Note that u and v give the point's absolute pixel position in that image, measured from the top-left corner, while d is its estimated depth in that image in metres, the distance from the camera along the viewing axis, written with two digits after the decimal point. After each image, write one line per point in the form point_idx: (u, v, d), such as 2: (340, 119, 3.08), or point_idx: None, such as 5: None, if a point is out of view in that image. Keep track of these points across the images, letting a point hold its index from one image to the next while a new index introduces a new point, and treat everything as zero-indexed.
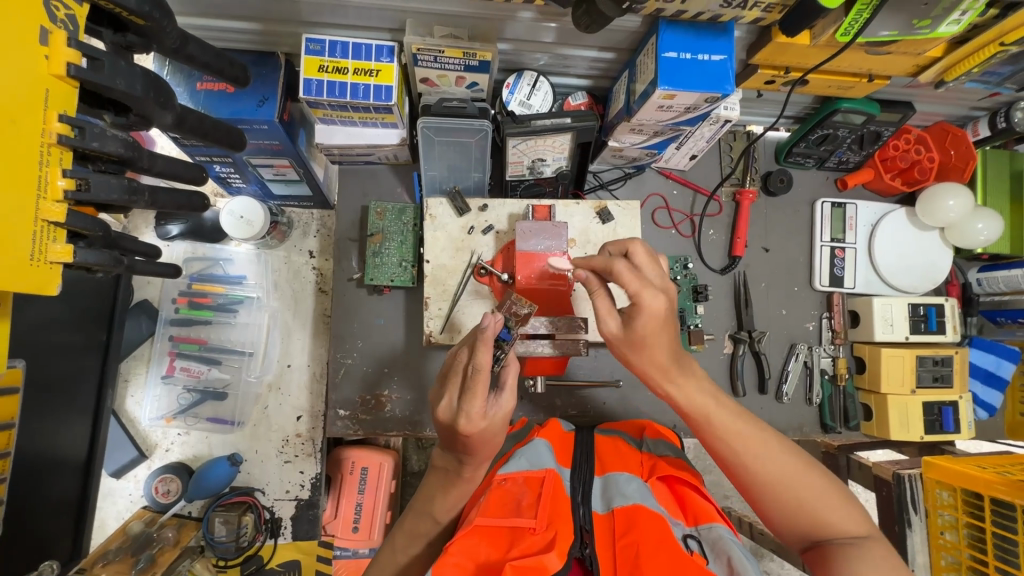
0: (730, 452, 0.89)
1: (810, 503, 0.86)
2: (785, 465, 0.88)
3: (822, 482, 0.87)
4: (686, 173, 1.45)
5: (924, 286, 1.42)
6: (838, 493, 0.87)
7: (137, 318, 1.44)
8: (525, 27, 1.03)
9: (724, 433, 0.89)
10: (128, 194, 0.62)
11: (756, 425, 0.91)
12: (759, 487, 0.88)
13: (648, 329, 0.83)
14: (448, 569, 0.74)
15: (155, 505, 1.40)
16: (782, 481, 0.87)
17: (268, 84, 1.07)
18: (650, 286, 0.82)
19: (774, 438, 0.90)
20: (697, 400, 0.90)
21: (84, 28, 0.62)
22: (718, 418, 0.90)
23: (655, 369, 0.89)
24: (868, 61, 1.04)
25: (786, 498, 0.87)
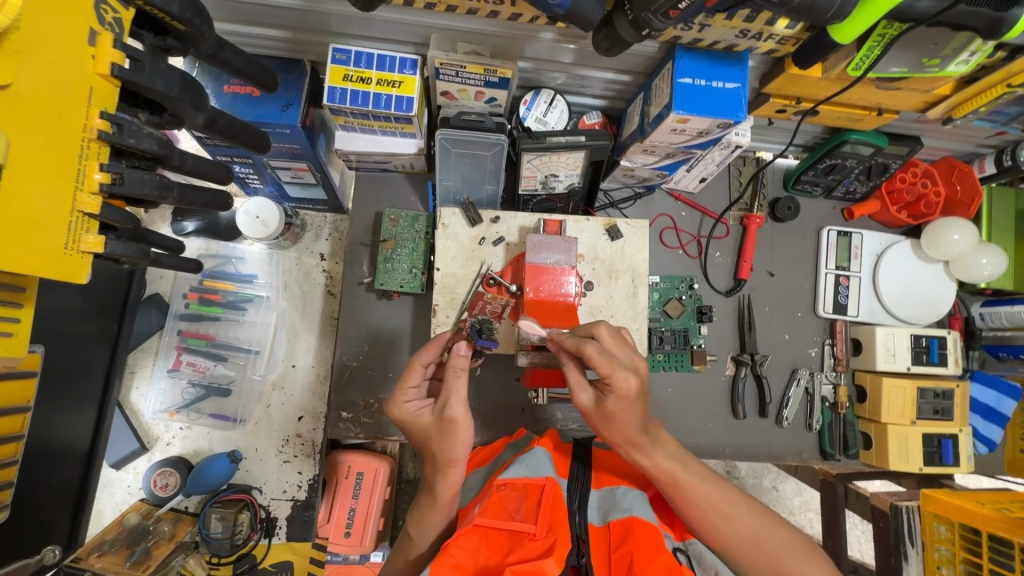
0: (702, 518, 0.86)
1: (778, 556, 0.86)
2: (751, 522, 0.87)
3: (786, 533, 0.88)
4: (695, 196, 1.48)
5: (927, 318, 1.43)
6: (802, 540, 0.89)
7: (148, 311, 1.46)
8: (546, 46, 1.06)
9: (696, 499, 0.85)
10: (160, 190, 0.65)
11: (722, 484, 0.89)
12: (730, 546, 0.86)
13: (618, 407, 0.80)
14: (445, 569, 0.75)
15: (153, 498, 1.41)
16: (750, 538, 0.86)
17: (293, 90, 1.11)
18: (620, 364, 0.78)
19: (739, 497, 0.89)
20: (666, 467, 0.86)
21: (128, 30, 0.65)
22: (693, 479, 0.86)
23: (624, 441, 0.85)
24: (878, 96, 1.07)
25: (755, 555, 0.86)
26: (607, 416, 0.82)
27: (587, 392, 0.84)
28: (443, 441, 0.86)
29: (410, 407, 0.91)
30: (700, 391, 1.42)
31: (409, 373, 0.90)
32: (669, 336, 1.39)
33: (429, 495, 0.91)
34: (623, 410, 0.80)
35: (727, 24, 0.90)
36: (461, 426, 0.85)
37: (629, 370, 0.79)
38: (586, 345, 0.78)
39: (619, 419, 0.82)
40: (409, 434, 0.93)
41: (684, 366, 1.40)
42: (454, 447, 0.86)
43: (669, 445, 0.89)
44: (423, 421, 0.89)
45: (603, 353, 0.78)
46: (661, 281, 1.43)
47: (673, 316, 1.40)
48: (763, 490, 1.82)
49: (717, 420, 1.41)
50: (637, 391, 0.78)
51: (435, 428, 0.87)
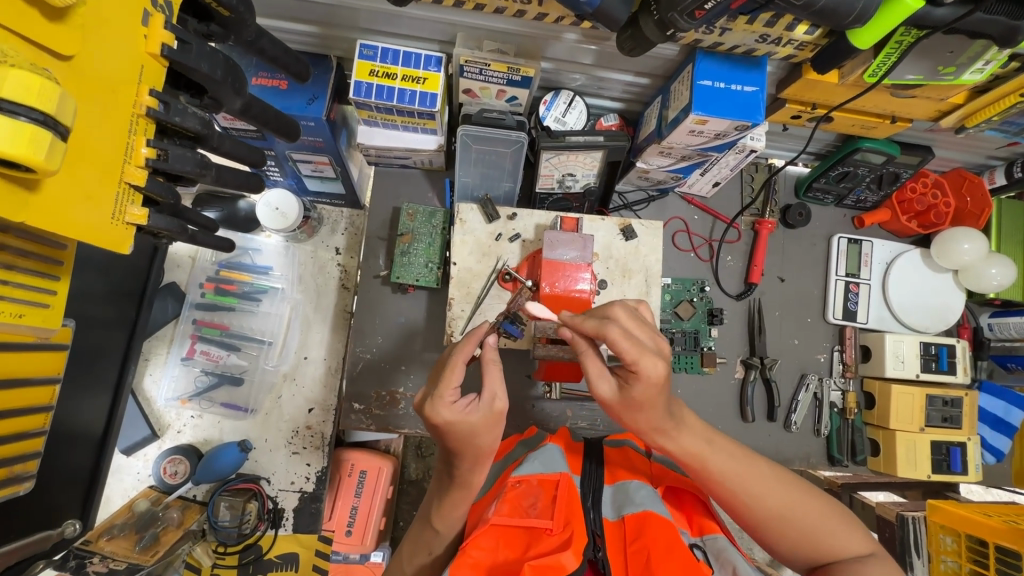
0: (729, 494, 0.86)
1: (812, 529, 0.85)
2: (783, 498, 0.86)
3: (821, 507, 0.86)
4: (708, 200, 1.50)
5: (936, 327, 1.44)
6: (834, 510, 0.88)
7: (164, 300, 1.47)
8: (568, 47, 1.09)
9: (723, 479, 0.86)
10: (199, 167, 0.67)
11: (750, 460, 0.88)
12: (759, 521, 0.86)
13: (645, 395, 0.79)
14: (465, 569, 0.75)
15: (162, 485, 1.42)
16: (783, 514, 0.85)
17: (319, 84, 1.13)
18: (648, 350, 0.77)
19: (768, 471, 0.88)
20: (694, 449, 0.85)
21: (176, 15, 0.68)
22: (714, 456, 0.86)
23: (648, 428, 0.84)
24: (893, 103, 1.09)
25: (788, 530, 0.85)
26: (633, 405, 0.81)
27: (608, 381, 0.83)
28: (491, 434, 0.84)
29: (458, 407, 0.83)
30: (709, 393, 1.43)
31: (450, 373, 0.83)
32: (679, 337, 1.40)
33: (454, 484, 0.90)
34: (649, 399, 0.79)
35: (748, 28, 0.93)
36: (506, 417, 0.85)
37: (657, 355, 0.77)
38: (611, 329, 0.76)
39: (646, 407, 0.81)
40: (445, 438, 0.85)
41: (694, 368, 1.40)
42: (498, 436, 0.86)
43: (694, 422, 0.88)
44: (472, 419, 0.82)
45: (628, 339, 0.76)
46: (672, 283, 1.44)
47: (684, 317, 1.42)
48: None
49: (726, 422, 1.42)
50: (665, 377, 0.77)
51: (483, 423, 0.83)
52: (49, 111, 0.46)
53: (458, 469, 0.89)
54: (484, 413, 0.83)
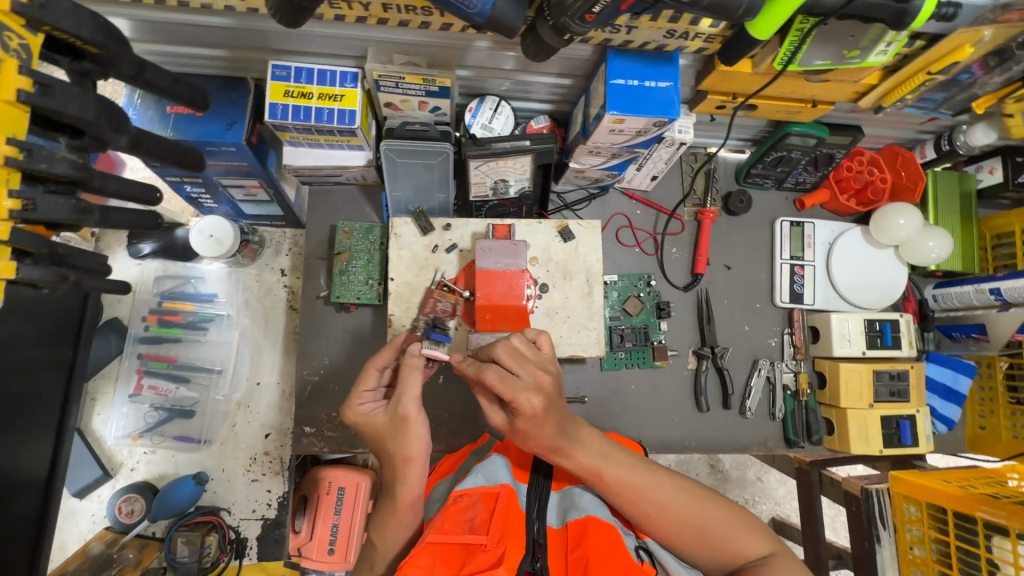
0: (631, 508, 0.86)
1: (714, 533, 0.87)
2: (684, 503, 0.87)
3: (720, 512, 0.88)
4: (649, 194, 1.50)
5: (881, 302, 1.46)
6: (736, 513, 0.90)
7: (106, 336, 1.45)
8: (483, 54, 1.08)
9: (622, 492, 0.86)
10: (76, 213, 0.65)
11: (652, 471, 0.89)
12: (663, 531, 0.87)
13: (528, 425, 0.81)
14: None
15: (118, 526, 1.39)
16: (685, 519, 0.87)
17: (236, 108, 1.12)
18: (524, 388, 0.78)
19: (668, 479, 0.89)
20: (588, 465, 0.86)
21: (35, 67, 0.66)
22: (612, 469, 0.86)
23: (542, 450, 0.86)
24: (811, 88, 1.09)
25: (692, 536, 0.87)
26: (522, 433, 0.84)
27: (498, 411, 0.84)
28: (399, 439, 0.90)
29: (365, 409, 0.95)
30: (664, 386, 1.43)
31: (364, 377, 0.96)
32: (630, 333, 1.40)
33: (391, 501, 0.92)
34: (534, 429, 0.81)
35: (653, 25, 0.93)
36: (412, 424, 0.89)
37: (532, 391, 0.79)
38: (486, 374, 0.79)
39: (533, 434, 0.83)
40: (366, 437, 0.96)
41: (646, 363, 1.41)
42: (409, 443, 0.89)
43: (588, 436, 0.88)
44: (379, 420, 0.93)
45: (503, 379, 0.78)
46: (618, 279, 1.44)
47: (632, 313, 1.42)
48: (749, 482, 1.84)
49: (683, 414, 1.42)
50: (541, 410, 0.79)
51: (387, 425, 0.91)
52: None
53: (388, 482, 0.93)
54: (388, 417, 0.91)
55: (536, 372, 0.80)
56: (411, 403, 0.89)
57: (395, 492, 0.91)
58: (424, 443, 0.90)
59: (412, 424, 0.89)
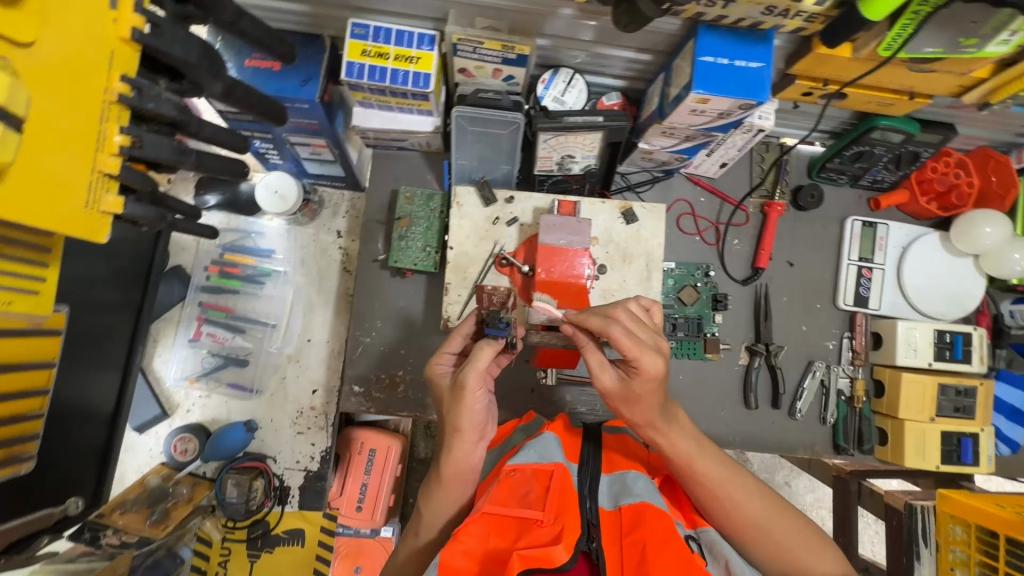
0: (711, 499, 0.87)
1: (786, 543, 0.86)
2: (762, 507, 0.87)
3: (797, 526, 0.88)
4: (715, 181, 1.45)
5: (953, 313, 1.39)
6: (810, 529, 0.89)
7: (170, 283, 1.50)
8: (564, 23, 1.04)
9: (706, 480, 0.87)
10: (177, 154, 0.67)
11: (736, 471, 0.89)
12: (738, 529, 0.87)
13: (644, 389, 0.82)
14: (457, 556, 0.77)
15: (173, 463, 1.46)
16: (760, 521, 0.87)
17: (311, 65, 1.12)
18: (648, 348, 0.80)
19: (751, 482, 0.90)
20: (680, 447, 0.87)
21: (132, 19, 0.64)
22: (700, 458, 0.88)
23: (646, 422, 0.87)
24: (910, 79, 1.03)
25: (766, 541, 0.86)
26: (631, 397, 0.84)
27: (610, 372, 0.85)
28: (453, 408, 0.89)
29: (440, 369, 0.97)
30: (713, 380, 1.40)
31: (448, 340, 0.98)
32: (682, 323, 1.38)
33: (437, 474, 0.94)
34: (648, 392, 0.83)
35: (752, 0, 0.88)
36: (466, 391, 0.87)
37: (656, 353, 0.81)
38: (613, 328, 0.80)
39: (643, 401, 0.84)
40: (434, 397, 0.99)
41: (696, 354, 1.39)
42: (461, 415, 0.89)
43: (684, 423, 0.90)
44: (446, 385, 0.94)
45: (630, 336, 0.80)
46: (676, 267, 1.41)
47: (687, 302, 1.39)
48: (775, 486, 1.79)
49: (730, 410, 1.39)
50: (662, 374, 0.81)
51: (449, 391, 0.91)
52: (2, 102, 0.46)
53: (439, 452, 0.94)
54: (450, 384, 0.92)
55: (656, 338, 0.84)
56: (471, 376, 0.87)
57: (440, 466, 0.93)
58: (474, 418, 0.89)
59: (466, 396, 0.88)
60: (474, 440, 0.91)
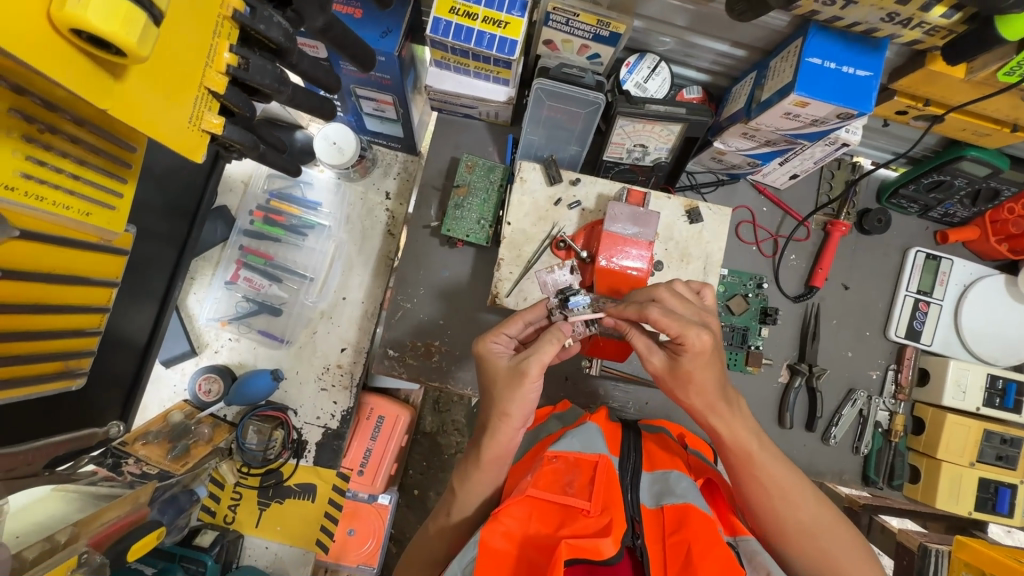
0: (763, 496, 0.85)
1: (836, 558, 0.82)
2: (816, 516, 0.84)
3: (849, 541, 0.84)
4: (780, 192, 1.41)
5: (1007, 360, 1.35)
6: (863, 549, 0.85)
7: (214, 223, 1.48)
8: (665, 5, 1.00)
9: (763, 477, 0.85)
10: (277, 83, 0.64)
11: (797, 474, 0.86)
12: (785, 532, 0.84)
13: (694, 366, 0.82)
14: (497, 537, 0.76)
15: (196, 401, 1.46)
16: (813, 531, 0.83)
17: (395, 17, 1.07)
18: (691, 323, 0.80)
19: (809, 490, 0.86)
20: (740, 436, 0.86)
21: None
22: (761, 452, 0.85)
23: (702, 405, 0.86)
24: (1018, 110, 0.98)
25: (812, 550, 0.83)
26: (681, 377, 0.85)
27: (658, 354, 0.87)
28: (506, 393, 0.87)
29: (495, 349, 0.94)
30: (749, 393, 1.37)
31: (508, 322, 0.96)
32: (727, 332, 1.34)
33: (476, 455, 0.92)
34: (698, 369, 0.83)
35: (875, 4, 0.83)
36: (528, 381, 0.86)
37: (701, 328, 0.80)
38: (652, 310, 0.82)
39: (696, 380, 0.84)
40: (481, 376, 0.95)
41: (737, 366, 1.35)
42: (513, 401, 0.87)
43: (746, 416, 0.88)
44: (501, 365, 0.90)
45: (670, 314, 0.81)
46: (729, 274, 1.37)
47: (735, 312, 1.35)
48: None
49: (763, 427, 1.36)
50: (711, 348, 0.81)
51: (505, 375, 0.88)
52: None
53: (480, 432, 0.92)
54: (509, 366, 0.89)
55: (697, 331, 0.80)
56: (535, 364, 0.86)
57: (480, 447, 0.91)
58: (524, 407, 0.88)
59: (523, 385, 0.86)
60: (518, 427, 0.89)
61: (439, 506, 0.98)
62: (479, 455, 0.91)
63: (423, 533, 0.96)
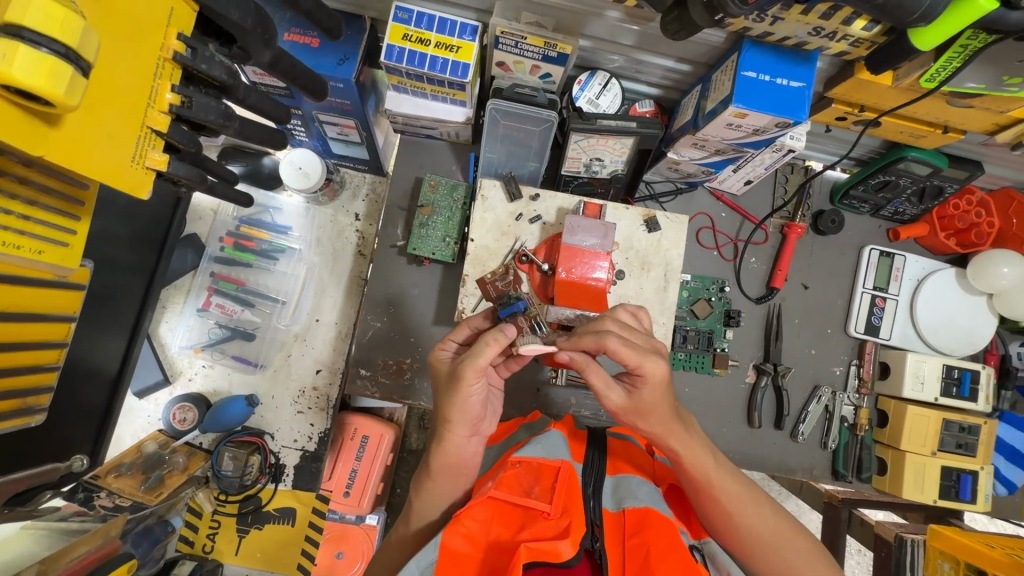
0: (725, 517, 0.87)
1: (793, 563, 0.86)
2: (776, 526, 0.87)
3: (804, 544, 0.88)
4: (737, 198, 1.45)
5: (962, 350, 1.39)
6: (820, 553, 0.89)
7: (184, 250, 1.48)
8: (610, 26, 1.04)
9: (722, 498, 0.87)
10: (223, 119, 0.67)
11: (751, 489, 0.89)
12: (747, 546, 0.87)
13: (654, 398, 0.84)
14: (457, 538, 0.78)
15: (170, 430, 1.45)
16: (773, 540, 0.86)
17: (351, 45, 1.10)
18: (649, 353, 0.83)
19: (765, 501, 0.89)
20: (698, 456, 0.87)
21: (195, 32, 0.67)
22: (718, 477, 0.87)
23: (661, 432, 0.87)
24: (946, 112, 1.04)
25: (771, 557, 0.86)
26: (641, 410, 0.85)
27: (616, 392, 0.85)
28: (448, 398, 0.89)
29: (445, 356, 0.99)
30: (717, 395, 1.40)
31: (455, 329, 1.01)
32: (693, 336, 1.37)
33: (427, 467, 0.95)
34: (658, 401, 0.84)
35: (801, 19, 0.88)
36: (463, 383, 0.86)
37: (657, 357, 0.83)
38: (610, 340, 0.80)
39: (653, 412, 0.85)
40: (436, 381, 0.99)
41: (704, 369, 1.39)
42: (454, 405, 0.88)
43: (701, 437, 0.91)
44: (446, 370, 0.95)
45: (629, 345, 0.81)
46: (691, 279, 1.41)
47: (699, 316, 1.38)
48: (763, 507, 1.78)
49: (732, 427, 1.39)
50: (666, 378, 0.83)
51: (446, 377, 0.90)
52: (72, 45, 0.48)
53: (431, 442, 0.95)
54: (449, 369, 0.91)
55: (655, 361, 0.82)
56: (468, 367, 0.85)
57: (429, 457, 0.93)
58: (468, 409, 0.89)
59: (461, 388, 0.87)
60: (467, 434, 0.92)
61: (408, 517, 1.01)
62: (432, 466, 0.93)
63: (394, 548, 0.97)
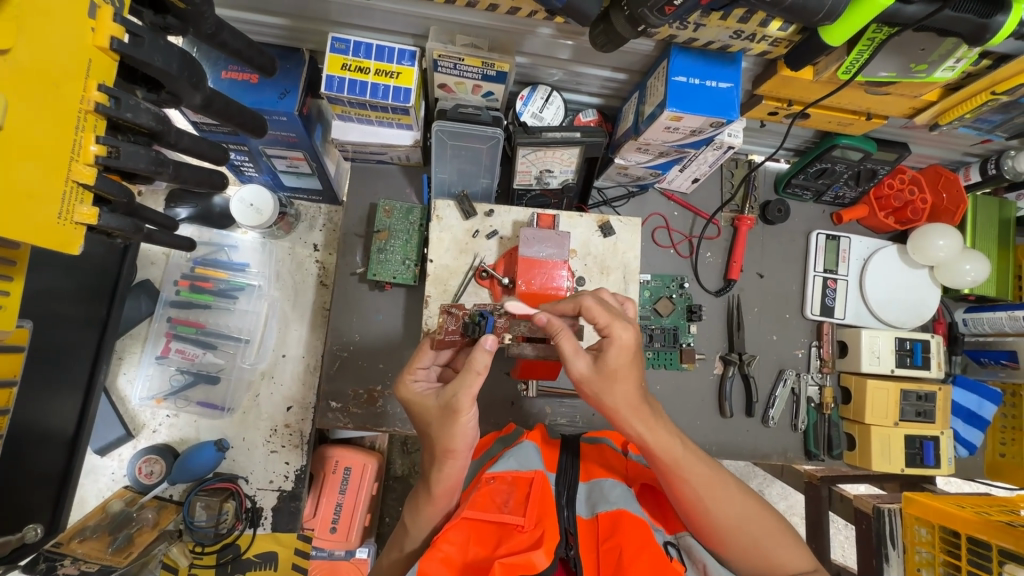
0: (695, 501, 0.87)
1: (763, 543, 0.88)
2: (743, 504, 0.89)
3: (772, 522, 0.90)
4: (688, 196, 1.50)
5: (911, 322, 1.45)
6: (789, 532, 0.92)
7: (137, 298, 1.45)
8: (545, 42, 1.07)
9: (693, 482, 0.87)
10: (155, 166, 0.67)
11: (719, 470, 0.91)
12: (719, 533, 0.88)
13: (620, 361, 0.85)
14: (436, 563, 0.76)
15: (136, 486, 1.40)
16: (742, 521, 0.88)
17: (291, 78, 1.10)
18: (618, 318, 0.86)
19: (733, 483, 0.91)
20: (666, 444, 0.87)
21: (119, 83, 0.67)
22: (687, 460, 0.87)
23: (627, 408, 0.86)
24: (867, 100, 1.10)
25: (743, 540, 0.88)
26: (609, 375, 0.85)
27: (584, 357, 0.86)
28: (445, 430, 0.88)
29: (417, 388, 0.97)
30: (688, 388, 1.43)
31: (419, 356, 0.98)
32: (659, 334, 1.40)
33: (426, 489, 0.93)
34: (624, 366, 0.85)
35: (721, 24, 0.92)
36: (462, 415, 0.86)
37: (628, 324, 0.86)
38: (586, 299, 0.88)
39: (621, 376, 0.85)
40: (415, 417, 0.97)
41: (673, 364, 1.40)
42: (453, 436, 0.87)
43: (669, 426, 0.91)
44: (428, 402, 0.93)
45: (601, 306, 0.87)
46: (652, 279, 1.44)
47: (663, 314, 1.41)
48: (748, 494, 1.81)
49: (706, 418, 1.42)
50: (635, 343, 0.86)
51: (439, 413, 0.89)
52: None
53: (428, 468, 0.93)
54: (439, 403, 0.90)
55: (625, 326, 0.85)
56: (463, 396, 0.86)
57: (430, 483, 0.92)
58: (468, 439, 0.88)
59: (459, 420, 0.86)
60: (466, 457, 0.91)
61: (391, 543, 1.00)
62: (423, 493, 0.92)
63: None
